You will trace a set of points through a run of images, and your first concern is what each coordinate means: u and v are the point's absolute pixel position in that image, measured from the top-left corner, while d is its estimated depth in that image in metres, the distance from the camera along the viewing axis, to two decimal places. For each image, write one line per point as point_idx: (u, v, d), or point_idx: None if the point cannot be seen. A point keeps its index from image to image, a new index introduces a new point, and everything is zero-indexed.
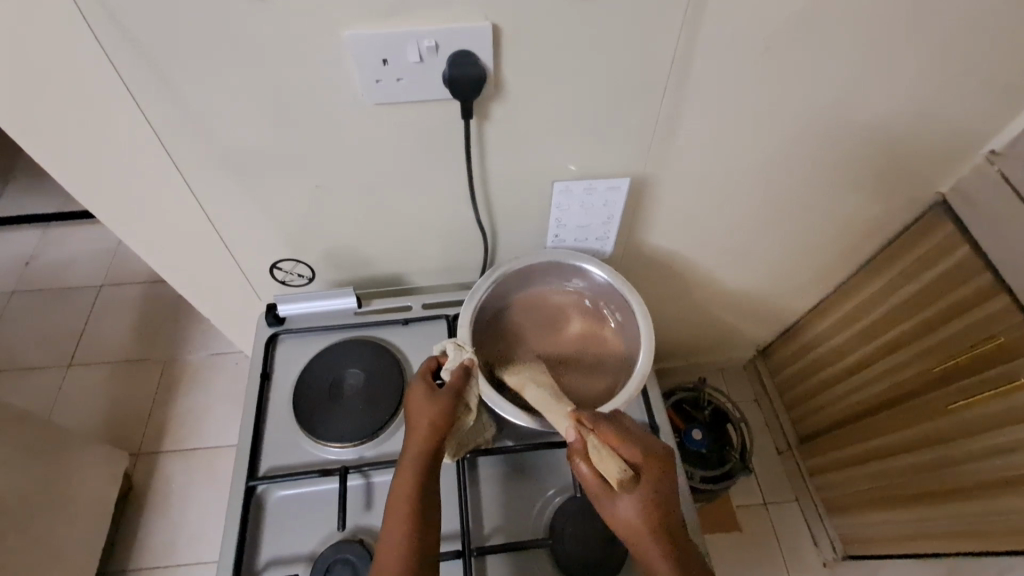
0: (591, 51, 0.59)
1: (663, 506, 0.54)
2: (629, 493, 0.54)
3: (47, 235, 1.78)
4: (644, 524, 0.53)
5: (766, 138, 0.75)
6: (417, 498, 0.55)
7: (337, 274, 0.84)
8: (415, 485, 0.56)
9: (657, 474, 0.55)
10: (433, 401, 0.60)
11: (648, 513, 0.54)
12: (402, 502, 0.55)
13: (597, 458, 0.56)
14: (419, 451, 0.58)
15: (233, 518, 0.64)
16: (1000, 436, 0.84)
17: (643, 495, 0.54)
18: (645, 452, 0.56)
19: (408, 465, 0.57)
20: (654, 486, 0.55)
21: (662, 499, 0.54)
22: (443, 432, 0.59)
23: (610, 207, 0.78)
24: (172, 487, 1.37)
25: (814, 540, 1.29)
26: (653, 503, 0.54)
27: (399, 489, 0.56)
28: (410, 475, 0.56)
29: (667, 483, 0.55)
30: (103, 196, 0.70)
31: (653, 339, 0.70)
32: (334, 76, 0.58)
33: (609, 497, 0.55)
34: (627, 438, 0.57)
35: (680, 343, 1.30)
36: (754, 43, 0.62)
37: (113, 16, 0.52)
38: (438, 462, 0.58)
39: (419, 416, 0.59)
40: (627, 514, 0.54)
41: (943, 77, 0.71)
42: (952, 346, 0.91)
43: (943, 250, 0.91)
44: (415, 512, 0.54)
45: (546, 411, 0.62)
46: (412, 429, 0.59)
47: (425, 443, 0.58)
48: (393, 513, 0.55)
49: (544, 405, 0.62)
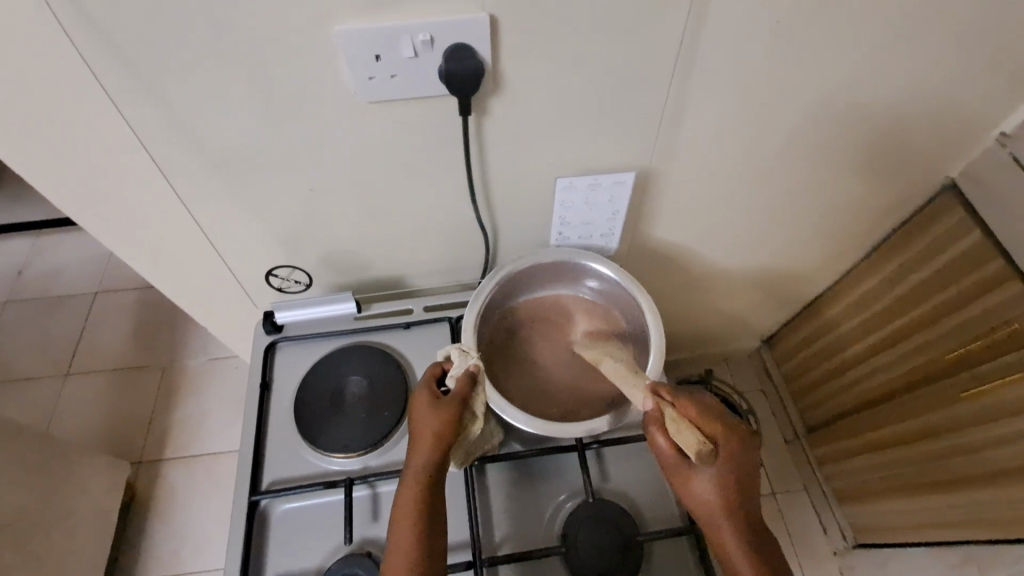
0: (592, 42, 0.57)
1: (738, 482, 0.55)
2: (706, 467, 0.54)
3: (38, 243, 1.75)
4: (722, 499, 0.54)
5: (774, 126, 0.72)
6: (422, 512, 0.53)
7: (335, 279, 0.82)
8: (420, 498, 0.54)
9: (736, 448, 0.55)
10: (437, 411, 0.58)
11: (724, 487, 0.54)
12: (407, 517, 0.53)
13: (676, 432, 0.55)
14: (423, 463, 0.56)
15: (237, 534, 0.63)
16: (1014, 424, 0.83)
17: (720, 469, 0.54)
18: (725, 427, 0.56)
19: (412, 478, 0.55)
20: (732, 460, 0.55)
21: (737, 474, 0.55)
22: (448, 442, 0.57)
23: (614, 203, 0.76)
24: (176, 495, 1.35)
25: (823, 528, 1.29)
26: (728, 477, 0.55)
27: (403, 503, 0.54)
28: (415, 488, 0.55)
29: (744, 458, 0.56)
30: (90, 206, 0.68)
31: (663, 340, 0.67)
32: (325, 75, 0.55)
33: (684, 467, 0.55)
34: (707, 412, 0.57)
35: (685, 335, 1.28)
36: (762, 28, 0.60)
37: (88, 17, 0.49)
38: (443, 473, 0.57)
39: (423, 427, 0.57)
40: (701, 487, 0.55)
41: (956, 57, 0.68)
42: (963, 333, 0.90)
43: (953, 236, 0.89)
44: (420, 526, 0.53)
45: (620, 382, 0.60)
46: (416, 440, 0.57)
47: (429, 454, 0.56)
48: (398, 528, 0.53)
49: (620, 377, 0.60)
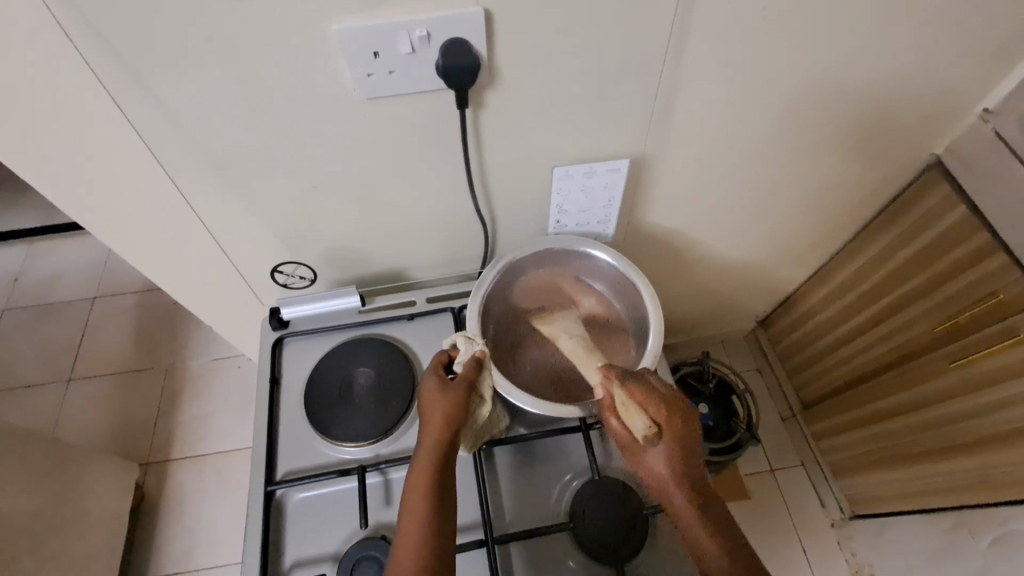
0: (585, 31, 0.58)
1: (686, 461, 0.57)
2: (656, 446, 0.57)
3: (33, 250, 1.74)
4: (670, 478, 0.56)
5: (763, 110, 0.74)
6: (434, 490, 0.55)
7: (338, 274, 0.83)
8: (432, 477, 0.56)
9: (679, 427, 0.57)
10: (446, 394, 0.60)
11: (676, 466, 0.56)
12: (419, 495, 0.55)
13: (625, 414, 0.59)
14: (434, 443, 0.58)
15: (255, 522, 0.65)
16: (1001, 391, 0.86)
17: (670, 449, 0.57)
18: (669, 407, 0.58)
19: (424, 459, 0.57)
20: (676, 439, 0.57)
21: (685, 454, 0.57)
22: (457, 424, 0.59)
23: (610, 189, 0.78)
24: (185, 493, 1.37)
25: (821, 502, 1.33)
26: (679, 456, 0.57)
27: (414, 483, 0.56)
28: (426, 468, 0.56)
29: (691, 438, 0.58)
30: (95, 208, 0.69)
31: (661, 323, 0.69)
32: (325, 74, 0.57)
33: (637, 450, 0.58)
34: (651, 394, 0.59)
35: (682, 318, 1.31)
36: (750, 13, 0.61)
37: (89, 23, 0.50)
38: (453, 454, 0.59)
39: (433, 409, 0.59)
40: (656, 468, 0.57)
41: (940, 38, 0.70)
42: (951, 306, 0.92)
43: (939, 212, 0.91)
44: (433, 504, 0.55)
45: (579, 364, 0.68)
46: (426, 423, 0.59)
47: (439, 436, 0.58)
48: (410, 506, 0.55)
49: (576, 358, 0.68)
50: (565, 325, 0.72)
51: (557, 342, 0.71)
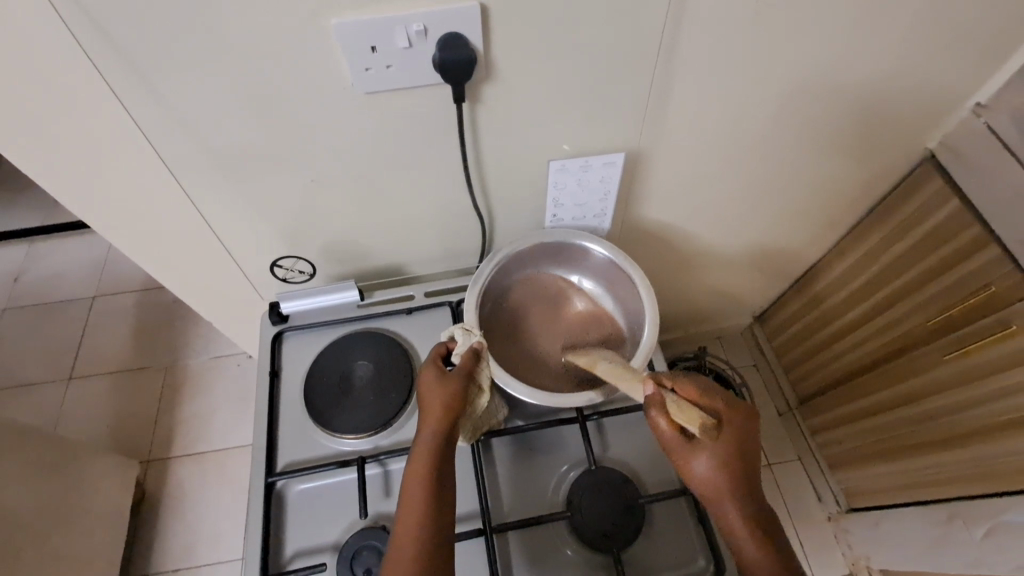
0: (580, 26, 0.59)
1: (741, 462, 0.56)
2: (711, 444, 0.55)
3: (33, 249, 1.75)
4: (723, 478, 0.55)
5: (757, 104, 0.75)
6: (433, 478, 0.56)
7: (337, 269, 0.84)
8: (430, 465, 0.57)
9: (736, 427, 0.56)
10: (444, 384, 0.61)
11: (730, 466, 0.55)
12: (418, 483, 0.56)
13: (678, 412, 0.56)
14: (433, 432, 0.59)
15: (256, 513, 0.65)
16: (994, 382, 0.86)
17: (725, 448, 0.55)
18: (728, 407, 0.58)
19: (422, 447, 0.58)
20: (732, 438, 0.56)
21: (740, 456, 0.56)
22: (456, 413, 0.60)
23: (606, 183, 0.79)
24: (185, 490, 1.38)
25: (818, 496, 1.34)
26: (734, 456, 0.55)
27: (413, 471, 0.57)
28: (424, 456, 0.57)
29: (747, 439, 0.57)
30: (97, 204, 0.70)
31: (656, 313, 0.70)
32: (324, 69, 0.57)
33: (688, 448, 0.56)
34: (705, 393, 0.59)
35: (679, 314, 1.32)
36: (743, 8, 0.62)
37: (93, 19, 0.50)
38: (451, 443, 0.59)
39: (431, 398, 0.60)
40: (707, 467, 0.55)
41: (932, 32, 0.71)
42: (945, 299, 0.93)
43: (932, 207, 0.92)
44: (432, 491, 0.55)
45: (618, 381, 0.60)
46: (425, 413, 0.60)
47: (438, 424, 0.59)
48: (409, 494, 0.55)
49: (618, 375, 0.61)
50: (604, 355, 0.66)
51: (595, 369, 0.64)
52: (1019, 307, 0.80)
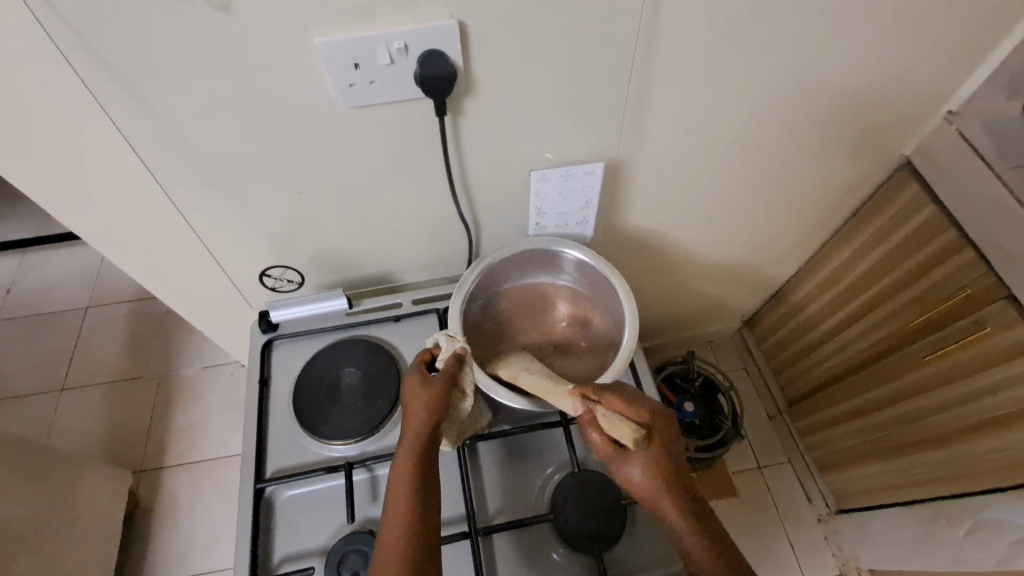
0: (557, 41, 0.61)
1: (670, 464, 0.58)
2: (643, 453, 0.58)
3: (26, 260, 1.76)
4: (659, 484, 0.57)
5: (733, 114, 0.77)
6: (417, 480, 0.57)
7: (326, 278, 0.86)
8: (414, 468, 0.58)
9: (665, 435, 0.59)
10: (428, 388, 0.62)
11: (664, 472, 0.57)
12: (404, 483, 0.57)
13: (609, 425, 0.59)
14: (416, 434, 0.60)
15: (244, 519, 0.66)
16: (972, 382, 0.88)
17: (656, 455, 0.58)
18: (655, 417, 0.60)
19: (405, 450, 0.59)
20: (661, 447, 0.58)
21: (671, 462, 0.58)
22: (439, 416, 0.62)
23: (587, 192, 0.80)
24: (178, 499, 1.38)
25: (807, 498, 1.35)
26: (666, 461, 0.58)
27: (399, 473, 0.58)
28: (408, 458, 0.59)
29: (672, 442, 0.59)
30: (89, 216, 0.71)
31: (637, 317, 0.71)
32: (309, 85, 0.59)
33: (622, 458, 0.58)
34: (634, 403, 0.60)
35: (667, 319, 1.33)
36: (715, 22, 0.64)
37: (80, 37, 0.52)
38: (435, 445, 0.61)
39: (415, 402, 0.62)
40: (643, 474, 0.57)
41: (900, 44, 0.73)
42: (925, 301, 0.94)
43: (909, 211, 0.94)
44: (417, 493, 0.57)
45: (547, 396, 0.62)
46: (409, 417, 0.61)
47: (421, 428, 0.60)
48: (394, 495, 0.57)
49: (544, 391, 0.63)
50: (526, 363, 0.67)
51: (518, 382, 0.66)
52: (993, 309, 0.82)
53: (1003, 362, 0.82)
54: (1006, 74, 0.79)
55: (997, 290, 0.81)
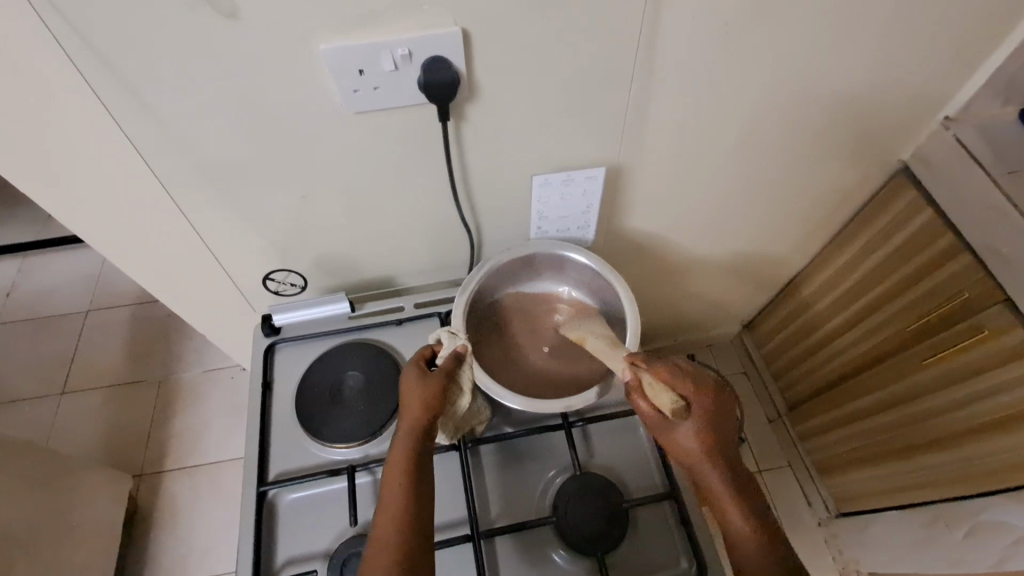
0: (559, 47, 0.61)
1: (715, 432, 0.59)
2: (687, 422, 0.59)
3: (26, 264, 1.76)
4: (700, 452, 0.58)
5: (732, 120, 0.78)
6: (410, 476, 0.59)
7: (328, 281, 0.86)
8: (407, 464, 0.59)
9: (709, 406, 0.59)
10: (423, 384, 0.63)
11: (707, 441, 0.58)
12: (397, 479, 0.59)
13: (652, 393, 0.59)
14: (410, 431, 0.61)
15: (247, 522, 0.67)
16: (970, 386, 0.88)
17: (699, 425, 0.58)
18: (699, 388, 0.60)
19: (401, 446, 0.60)
20: (704, 418, 0.59)
21: (714, 431, 0.59)
22: (433, 413, 0.62)
23: (588, 196, 0.81)
24: (178, 504, 1.37)
25: (808, 502, 1.35)
26: (708, 431, 0.58)
27: (392, 469, 0.59)
28: (402, 454, 0.60)
29: (720, 408, 0.60)
30: (93, 220, 0.72)
31: (638, 322, 0.72)
32: (314, 91, 0.60)
33: (667, 424, 0.60)
34: (677, 373, 0.60)
35: (667, 322, 1.34)
36: (714, 29, 0.65)
37: (88, 42, 0.53)
38: (429, 441, 0.62)
39: (410, 398, 0.62)
40: (684, 443, 0.59)
41: (896, 51, 0.74)
42: (923, 305, 0.95)
43: (907, 215, 0.94)
44: (409, 489, 0.58)
45: (603, 357, 0.65)
46: (404, 412, 0.62)
47: (415, 424, 0.61)
48: (388, 491, 0.58)
49: (602, 352, 0.65)
50: (591, 328, 0.72)
51: (585, 343, 0.69)
52: (990, 312, 0.82)
53: (1001, 365, 0.83)
54: (1001, 80, 0.80)
55: (994, 295, 0.82)
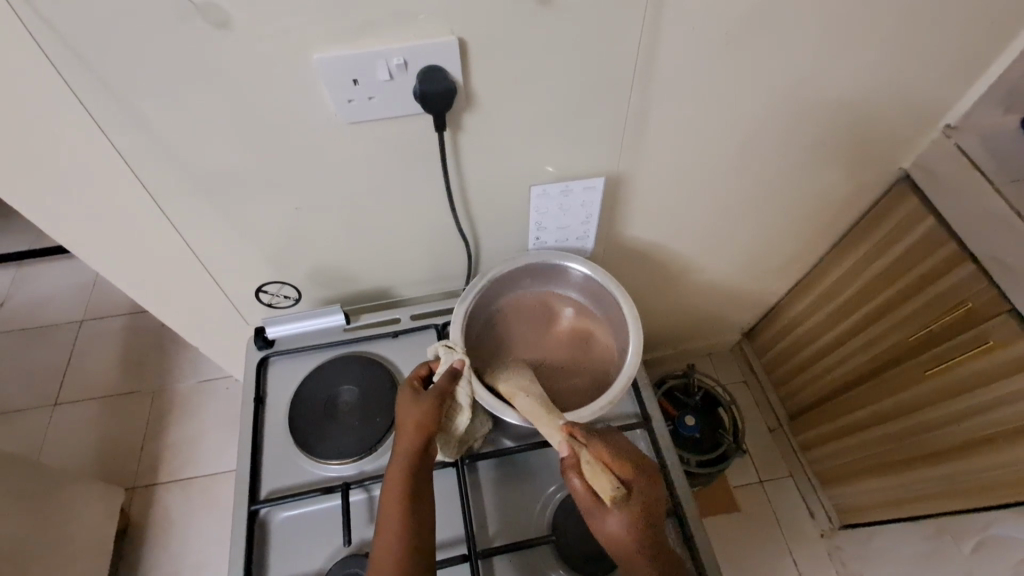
0: (557, 57, 0.61)
1: (649, 519, 0.56)
2: (620, 509, 0.55)
3: (20, 273, 1.74)
4: (630, 543, 0.55)
5: (732, 129, 0.77)
6: (408, 499, 0.57)
7: (324, 293, 0.85)
8: (405, 488, 0.58)
9: (645, 491, 0.57)
10: (417, 405, 0.62)
11: (637, 533, 0.55)
12: (395, 500, 0.57)
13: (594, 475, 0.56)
14: (406, 451, 0.60)
15: (238, 542, 0.65)
16: (975, 397, 0.87)
17: (633, 512, 0.55)
18: (639, 471, 0.58)
19: (398, 466, 0.59)
20: (640, 504, 0.56)
21: (649, 520, 0.56)
22: (429, 433, 0.61)
23: (587, 207, 0.80)
24: (171, 517, 1.35)
25: (811, 513, 1.33)
26: (640, 519, 0.56)
27: (389, 494, 0.58)
28: (399, 476, 0.59)
29: (653, 497, 0.57)
30: (83, 232, 0.70)
31: (640, 330, 0.71)
32: (309, 102, 0.59)
33: (598, 511, 0.56)
34: (616, 453, 0.59)
35: (667, 332, 1.33)
36: (714, 38, 0.64)
37: (75, 52, 0.51)
38: (427, 463, 0.61)
39: (405, 420, 0.61)
40: (615, 532, 0.55)
41: (897, 60, 0.73)
42: (926, 314, 0.93)
43: (909, 224, 0.93)
44: (407, 514, 0.57)
45: (536, 422, 0.61)
46: (400, 432, 0.61)
47: (412, 443, 0.60)
48: (385, 518, 0.57)
49: (536, 417, 0.61)
50: (523, 381, 0.66)
51: (514, 402, 0.64)
52: (995, 323, 0.81)
53: (1007, 376, 0.81)
54: (1003, 88, 0.79)
55: (998, 304, 0.81)
